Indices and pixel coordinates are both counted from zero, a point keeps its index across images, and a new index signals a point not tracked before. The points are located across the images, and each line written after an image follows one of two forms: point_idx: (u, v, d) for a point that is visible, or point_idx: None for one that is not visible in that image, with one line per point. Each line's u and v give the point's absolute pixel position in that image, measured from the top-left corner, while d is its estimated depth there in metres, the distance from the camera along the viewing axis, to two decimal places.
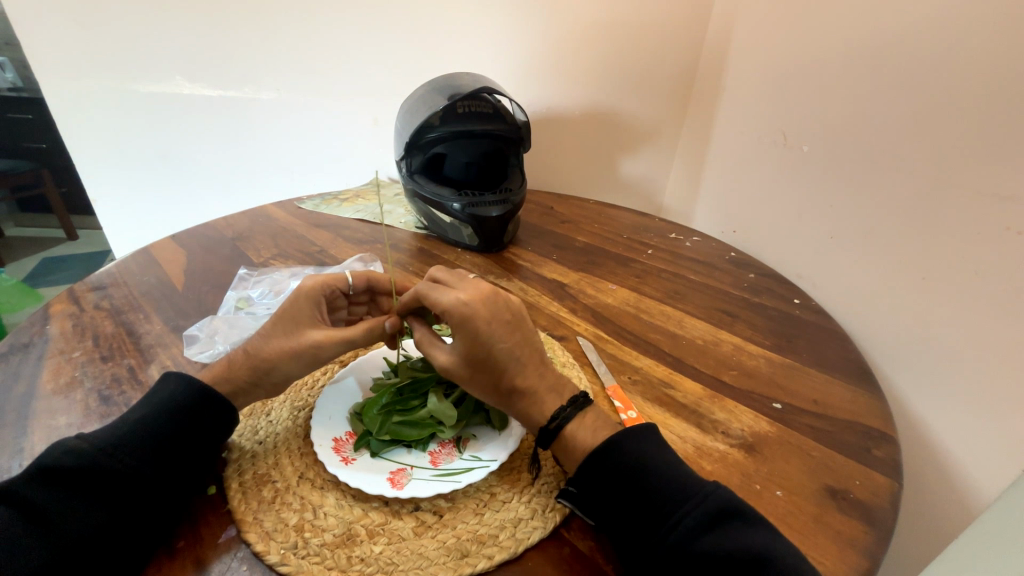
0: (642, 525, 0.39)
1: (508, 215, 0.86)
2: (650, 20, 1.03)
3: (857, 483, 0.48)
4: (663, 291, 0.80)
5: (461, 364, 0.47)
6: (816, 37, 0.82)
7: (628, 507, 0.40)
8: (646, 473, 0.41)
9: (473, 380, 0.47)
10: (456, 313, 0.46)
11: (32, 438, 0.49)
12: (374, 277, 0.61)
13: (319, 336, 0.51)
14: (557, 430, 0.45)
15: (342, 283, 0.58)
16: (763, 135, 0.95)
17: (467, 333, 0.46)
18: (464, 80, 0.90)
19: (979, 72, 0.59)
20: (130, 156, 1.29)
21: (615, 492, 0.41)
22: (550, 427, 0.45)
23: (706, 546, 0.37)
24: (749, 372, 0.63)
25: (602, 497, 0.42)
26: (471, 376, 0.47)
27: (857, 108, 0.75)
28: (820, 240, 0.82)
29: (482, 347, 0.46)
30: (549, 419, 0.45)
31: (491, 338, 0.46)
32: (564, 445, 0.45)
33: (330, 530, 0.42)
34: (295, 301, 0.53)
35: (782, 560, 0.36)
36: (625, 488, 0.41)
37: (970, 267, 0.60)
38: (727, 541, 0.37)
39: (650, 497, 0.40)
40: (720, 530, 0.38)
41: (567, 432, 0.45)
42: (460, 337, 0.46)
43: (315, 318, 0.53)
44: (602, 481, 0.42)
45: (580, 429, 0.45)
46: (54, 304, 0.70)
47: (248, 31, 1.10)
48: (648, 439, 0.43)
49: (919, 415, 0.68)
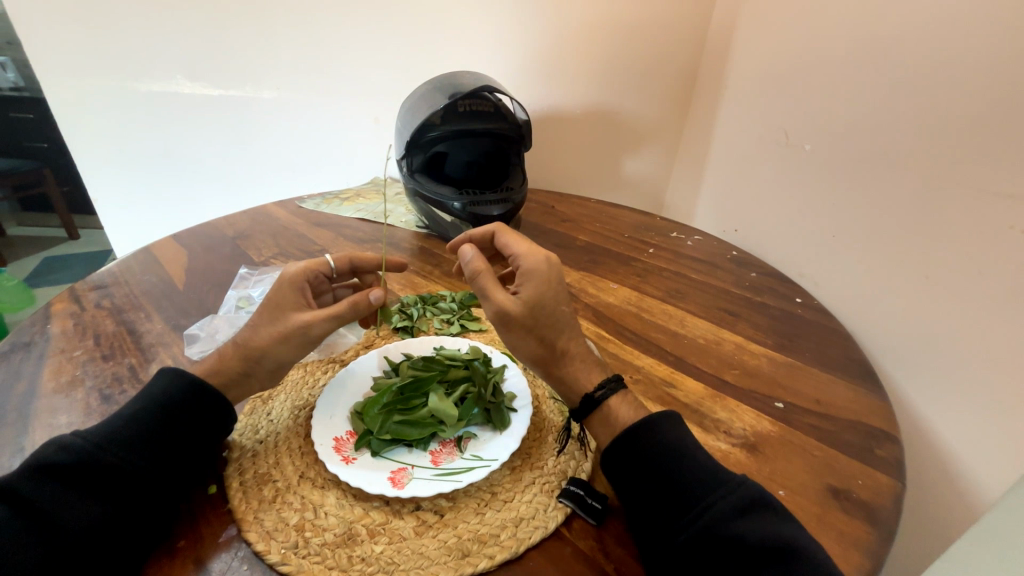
0: (669, 508, 0.39)
1: (509, 214, 0.87)
2: (651, 19, 1.02)
3: (861, 483, 0.48)
4: (664, 290, 0.80)
5: (526, 305, 0.46)
6: (817, 35, 0.82)
7: (654, 490, 0.40)
8: (674, 456, 0.41)
9: (532, 323, 0.46)
10: (537, 262, 0.48)
11: (32, 438, 0.49)
12: (355, 259, 0.61)
13: (309, 317, 0.50)
14: (602, 400, 0.45)
15: (324, 266, 0.57)
16: (765, 134, 0.94)
17: (546, 279, 0.47)
18: (466, 79, 0.90)
19: (982, 69, 0.58)
20: (131, 156, 1.29)
21: (642, 475, 0.41)
22: (595, 396, 0.45)
23: (741, 530, 0.37)
24: (751, 372, 0.62)
25: (629, 480, 0.42)
26: (532, 318, 0.46)
27: (859, 107, 0.74)
28: (822, 239, 0.82)
29: (555, 296, 0.47)
30: (595, 388, 0.46)
31: (564, 292, 0.48)
32: (605, 417, 0.45)
33: (330, 530, 0.41)
34: (278, 288, 0.52)
35: (807, 554, 0.36)
36: (653, 471, 0.41)
37: (973, 266, 0.60)
38: (759, 526, 0.37)
39: (682, 482, 0.40)
40: (752, 516, 0.37)
41: (611, 404, 0.45)
42: (537, 281, 0.47)
43: (301, 302, 0.52)
44: (630, 462, 0.42)
45: (623, 405, 0.45)
46: (56, 303, 0.70)
47: (248, 31, 1.10)
48: (676, 423, 0.43)
49: (922, 415, 0.67)
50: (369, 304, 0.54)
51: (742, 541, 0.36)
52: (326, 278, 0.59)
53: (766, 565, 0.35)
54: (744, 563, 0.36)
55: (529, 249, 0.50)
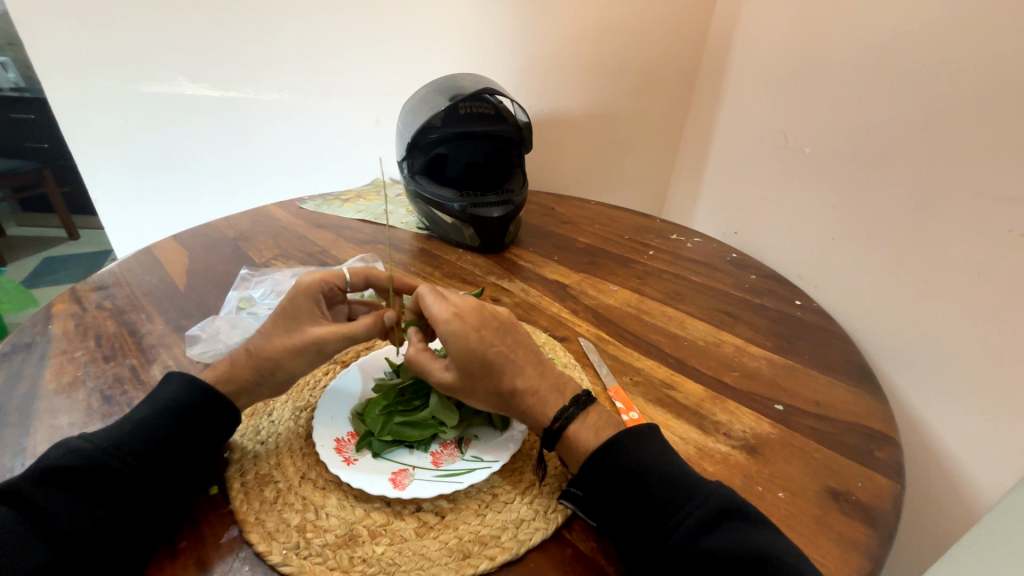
0: (641, 525, 0.40)
1: (509, 216, 0.87)
2: (651, 20, 1.03)
3: (860, 485, 0.48)
4: (664, 291, 0.81)
5: (460, 370, 0.46)
6: (818, 37, 0.82)
7: (628, 507, 0.41)
8: (644, 472, 0.41)
9: (473, 385, 0.46)
10: (448, 321, 0.46)
11: (34, 439, 0.49)
12: (372, 274, 0.60)
13: (321, 332, 0.50)
14: (560, 431, 0.45)
15: (340, 279, 0.57)
16: (765, 136, 0.95)
17: (461, 340, 0.46)
18: (466, 81, 0.90)
19: (980, 72, 0.59)
20: (133, 157, 1.29)
21: (614, 491, 0.41)
22: (554, 427, 0.45)
23: (707, 546, 0.37)
24: (751, 373, 0.63)
25: (601, 497, 0.42)
26: (471, 379, 0.46)
27: (859, 110, 0.75)
28: (822, 240, 0.82)
29: (480, 351, 0.46)
30: (552, 420, 0.46)
31: (485, 341, 0.46)
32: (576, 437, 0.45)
33: (332, 531, 0.42)
34: (293, 296, 0.52)
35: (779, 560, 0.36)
36: (626, 486, 0.41)
37: (972, 269, 0.60)
38: (729, 540, 0.37)
39: (650, 498, 0.40)
40: (722, 530, 0.38)
41: (569, 432, 0.45)
42: (454, 344, 0.45)
43: (315, 314, 0.52)
44: (599, 479, 0.42)
45: (583, 429, 0.45)
46: (57, 303, 0.71)
47: (250, 31, 1.11)
48: (646, 437, 0.44)
49: (922, 416, 0.68)
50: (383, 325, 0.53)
51: (710, 556, 0.36)
52: (341, 290, 0.58)
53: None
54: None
55: (440, 305, 0.48)
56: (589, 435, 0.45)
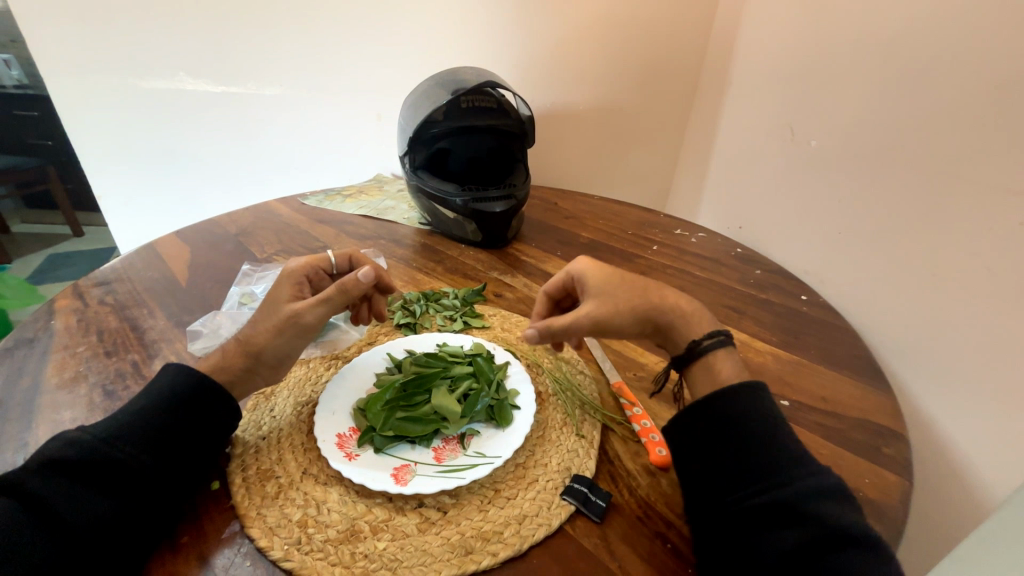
0: (741, 476, 0.40)
1: (512, 210, 0.86)
2: (655, 13, 1.02)
3: (868, 482, 0.47)
4: (669, 286, 0.80)
5: (601, 292, 0.51)
6: (824, 29, 0.81)
7: (739, 457, 0.41)
8: (767, 429, 0.42)
9: (614, 304, 0.50)
10: (579, 264, 0.55)
11: (36, 433, 0.49)
12: (354, 254, 0.61)
13: (297, 306, 0.52)
14: (707, 350, 0.48)
15: (324, 262, 0.59)
16: (770, 129, 0.94)
17: (596, 272, 0.53)
18: (467, 74, 0.89)
19: (988, 62, 0.58)
20: (135, 154, 1.29)
21: (727, 440, 0.42)
22: (698, 348, 0.48)
23: (813, 510, 0.37)
24: (756, 369, 0.62)
25: (713, 440, 0.43)
26: (610, 299, 0.51)
27: (866, 102, 0.73)
28: (828, 235, 0.82)
29: (610, 274, 0.53)
30: (702, 338, 0.48)
31: (615, 283, 0.52)
32: (708, 371, 0.48)
33: (334, 526, 0.41)
34: (277, 284, 0.55)
35: (876, 547, 0.36)
36: (739, 438, 0.42)
37: (980, 264, 0.59)
38: (836, 512, 0.37)
39: (767, 455, 0.41)
40: (831, 501, 0.38)
41: (714, 359, 0.48)
42: (590, 275, 0.53)
43: (292, 294, 0.54)
44: (714, 424, 0.43)
45: (725, 361, 0.48)
46: (59, 299, 0.71)
47: (251, 27, 1.10)
48: (771, 401, 0.44)
49: (929, 413, 0.67)
50: (357, 282, 0.53)
51: (820, 520, 0.37)
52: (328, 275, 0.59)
53: (829, 550, 0.36)
54: (810, 542, 0.36)
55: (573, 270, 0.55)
56: (731, 369, 0.47)
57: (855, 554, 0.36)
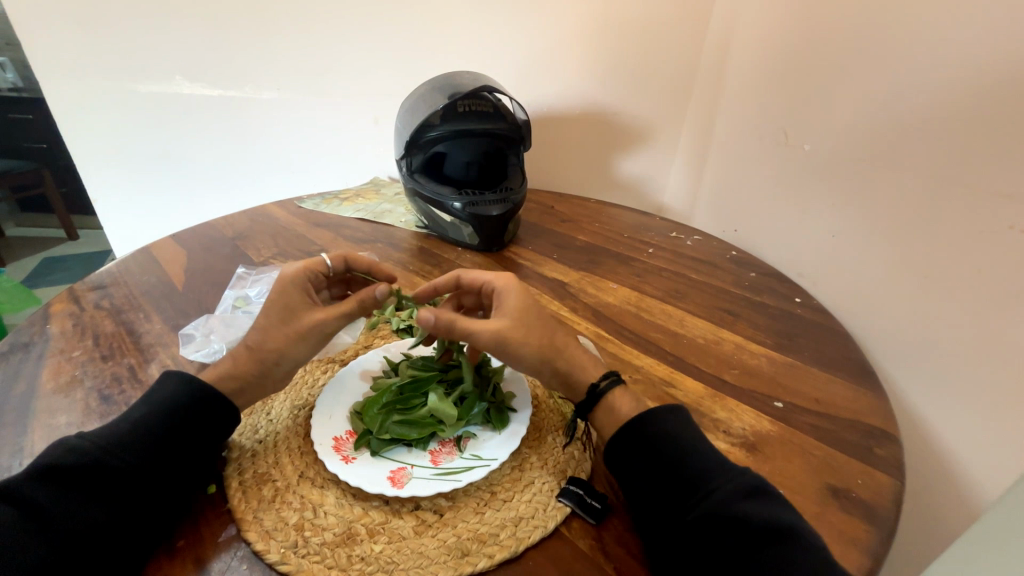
0: (671, 494, 0.41)
1: (508, 214, 0.87)
2: (651, 17, 1.03)
3: (860, 482, 0.48)
4: (664, 289, 0.80)
5: (516, 314, 0.51)
6: (816, 33, 0.82)
7: (662, 476, 0.42)
8: (678, 446, 0.43)
9: (518, 330, 0.50)
10: (500, 279, 0.55)
11: (32, 438, 0.49)
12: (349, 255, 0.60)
13: (320, 318, 0.52)
14: (606, 391, 0.49)
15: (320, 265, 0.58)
16: (764, 133, 0.94)
17: (515, 292, 0.53)
18: (465, 79, 0.90)
19: (977, 68, 0.59)
20: (131, 156, 1.29)
21: (643, 463, 0.44)
22: (598, 388, 0.49)
23: (745, 510, 0.39)
24: (750, 371, 0.63)
25: (633, 465, 0.44)
26: (527, 319, 0.51)
27: (859, 106, 0.74)
28: (822, 238, 0.82)
29: (527, 299, 0.53)
30: (599, 380, 0.50)
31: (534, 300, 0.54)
32: (609, 408, 0.48)
33: (330, 529, 0.42)
34: (282, 289, 0.53)
35: (808, 537, 0.38)
36: (652, 457, 0.43)
37: (971, 266, 0.60)
38: (762, 509, 0.39)
39: (685, 470, 0.42)
40: (755, 500, 0.40)
41: (612, 395, 0.49)
42: (510, 294, 0.53)
43: (309, 302, 0.53)
44: (631, 452, 0.44)
45: (624, 398, 0.49)
46: (55, 303, 0.71)
47: (248, 31, 1.11)
48: (677, 416, 0.46)
49: (921, 414, 0.67)
50: (375, 300, 0.54)
51: (746, 521, 0.38)
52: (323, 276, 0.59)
53: (765, 548, 0.37)
54: (743, 544, 0.37)
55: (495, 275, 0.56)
56: (629, 404, 0.49)
57: (789, 546, 0.37)
